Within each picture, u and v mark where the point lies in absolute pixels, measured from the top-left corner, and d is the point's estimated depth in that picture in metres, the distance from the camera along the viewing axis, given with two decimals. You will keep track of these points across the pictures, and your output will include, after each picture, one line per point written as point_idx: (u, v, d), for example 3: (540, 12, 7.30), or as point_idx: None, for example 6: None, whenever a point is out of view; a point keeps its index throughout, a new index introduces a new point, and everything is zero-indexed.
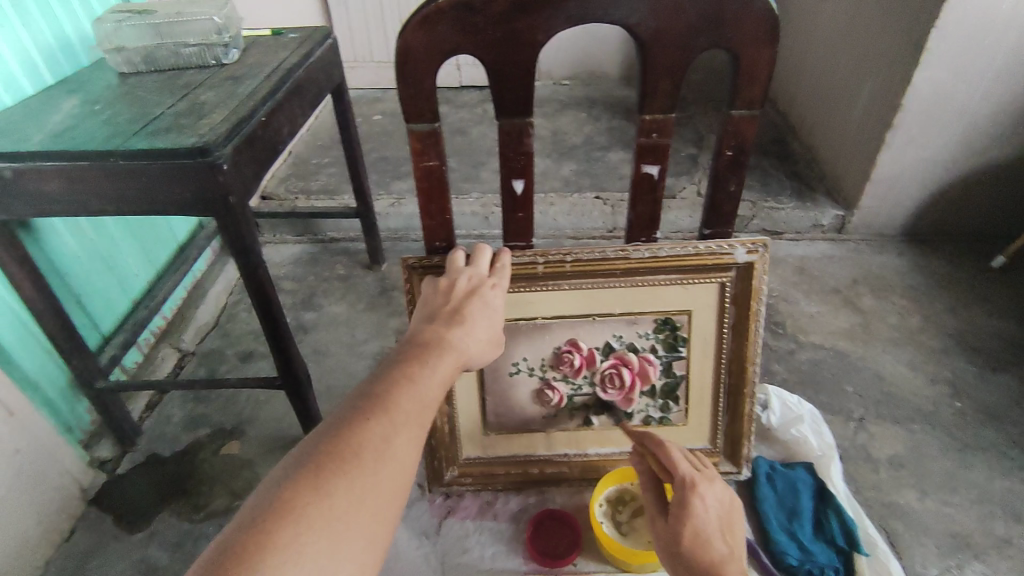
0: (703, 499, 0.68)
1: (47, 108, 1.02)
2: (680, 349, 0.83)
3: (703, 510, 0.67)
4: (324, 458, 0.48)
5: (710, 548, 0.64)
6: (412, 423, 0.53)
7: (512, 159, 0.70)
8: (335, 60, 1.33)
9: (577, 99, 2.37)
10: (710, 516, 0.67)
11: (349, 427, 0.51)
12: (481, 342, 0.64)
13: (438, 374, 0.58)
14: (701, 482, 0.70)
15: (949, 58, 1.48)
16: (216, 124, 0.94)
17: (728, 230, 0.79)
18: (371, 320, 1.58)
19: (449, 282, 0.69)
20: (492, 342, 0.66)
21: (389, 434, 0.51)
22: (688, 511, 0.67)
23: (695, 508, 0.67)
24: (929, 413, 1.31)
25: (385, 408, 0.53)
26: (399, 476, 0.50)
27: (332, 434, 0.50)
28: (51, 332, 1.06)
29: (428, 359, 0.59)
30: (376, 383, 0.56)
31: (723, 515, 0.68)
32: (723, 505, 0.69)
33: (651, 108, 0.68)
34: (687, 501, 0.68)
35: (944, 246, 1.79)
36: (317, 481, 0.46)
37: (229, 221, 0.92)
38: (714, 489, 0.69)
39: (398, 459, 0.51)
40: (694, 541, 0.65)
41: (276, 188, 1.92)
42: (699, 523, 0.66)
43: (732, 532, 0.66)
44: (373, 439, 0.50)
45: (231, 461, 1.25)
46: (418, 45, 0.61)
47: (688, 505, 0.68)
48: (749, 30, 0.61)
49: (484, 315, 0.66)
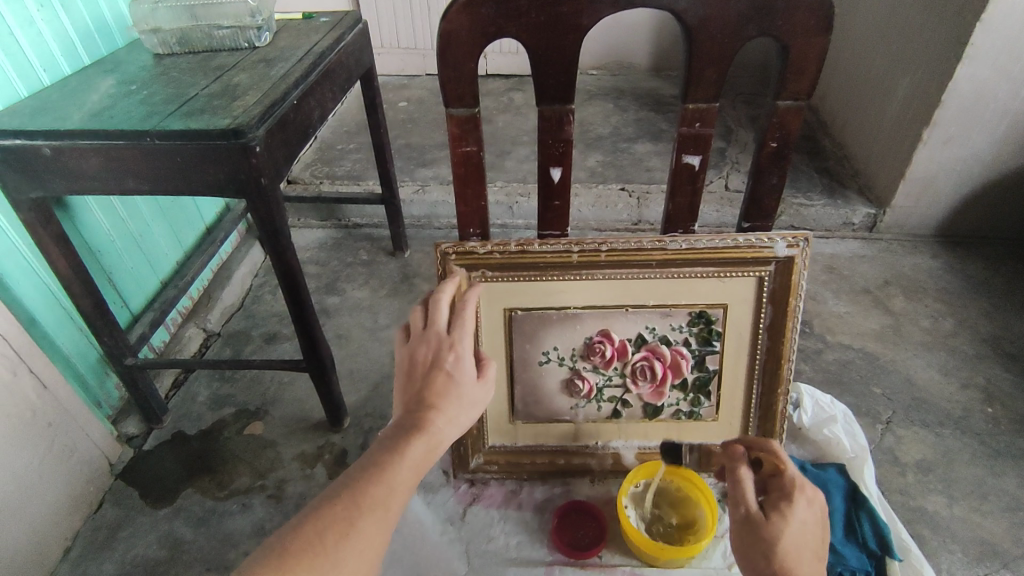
0: (805, 512, 0.65)
1: (85, 87, 1.04)
2: (714, 344, 0.82)
3: (804, 516, 0.65)
4: (289, 546, 0.53)
5: (801, 564, 0.62)
6: (381, 507, 0.57)
7: (550, 147, 0.69)
8: (365, 45, 1.33)
9: (604, 89, 2.35)
10: (810, 526, 0.65)
11: (319, 511, 0.55)
12: (455, 416, 0.64)
13: (414, 452, 0.60)
14: (808, 491, 0.67)
15: (993, 54, 1.43)
16: (249, 106, 0.94)
17: (768, 223, 0.77)
18: (394, 306, 1.59)
19: (425, 348, 0.69)
20: (467, 412, 0.66)
21: (353, 521, 0.55)
22: (790, 513, 0.64)
23: (801, 517, 0.64)
24: (959, 418, 1.28)
25: (355, 495, 0.56)
26: (359, 559, 0.54)
27: (305, 516, 0.55)
28: (85, 309, 1.08)
29: (405, 439, 0.61)
30: (359, 463, 0.59)
31: (819, 534, 0.66)
32: (820, 525, 0.67)
33: (695, 97, 0.66)
34: (793, 499, 0.65)
35: (980, 248, 1.74)
36: (280, 566, 0.52)
37: (260, 203, 0.93)
38: (817, 508, 0.66)
39: (360, 542, 0.55)
40: (789, 550, 0.62)
41: (302, 172, 1.93)
42: (801, 525, 0.64)
43: (823, 555, 0.65)
44: (336, 524, 0.55)
45: (254, 442, 1.26)
46: (461, 27, 0.60)
47: (790, 510, 0.65)
48: (800, 19, 0.60)
49: (455, 388, 0.65)
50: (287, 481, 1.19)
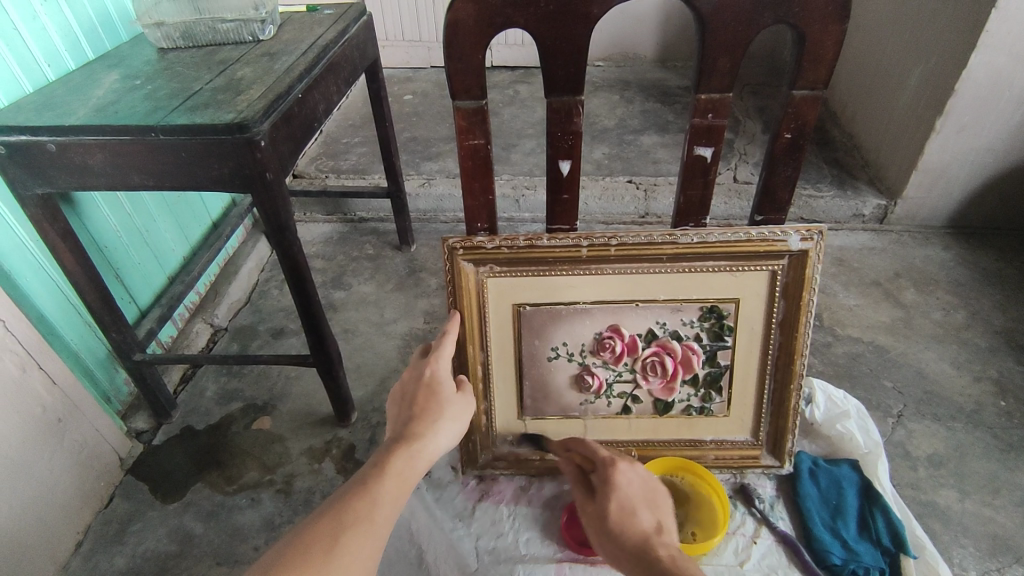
0: (623, 473, 0.72)
1: (89, 82, 1.03)
2: (726, 339, 0.81)
3: (623, 483, 0.71)
4: (280, 564, 0.57)
5: (635, 519, 0.67)
6: (364, 520, 0.62)
7: (558, 139, 0.68)
8: (370, 38, 1.32)
9: (610, 80, 2.33)
10: (633, 489, 0.71)
11: (305, 531, 0.60)
12: (436, 430, 0.71)
13: (393, 470, 0.66)
14: (621, 462, 0.73)
15: (1009, 40, 1.40)
16: (254, 100, 0.93)
17: (781, 217, 0.76)
18: (400, 301, 1.58)
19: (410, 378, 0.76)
20: (448, 425, 0.72)
21: (338, 533, 0.60)
22: (611, 483, 0.71)
23: (618, 481, 0.71)
24: (972, 411, 1.27)
25: (338, 512, 0.62)
26: (348, 569, 0.58)
27: (293, 538, 0.60)
28: (93, 304, 1.08)
29: (382, 459, 0.67)
30: (339, 490, 0.65)
31: (648, 491, 0.71)
32: (647, 484, 0.72)
33: (707, 87, 0.65)
34: (608, 473, 0.72)
35: (992, 239, 1.72)
36: None
37: (265, 198, 0.92)
38: (634, 467, 0.73)
39: (347, 552, 0.59)
40: (621, 514, 0.68)
41: (307, 167, 1.93)
42: (622, 492, 0.70)
43: (660, 509, 0.69)
44: (322, 540, 0.59)
45: (262, 437, 1.27)
46: (469, 17, 0.59)
47: (610, 477, 0.71)
48: (817, 5, 0.58)
49: (436, 402, 0.73)
50: (295, 476, 1.19)
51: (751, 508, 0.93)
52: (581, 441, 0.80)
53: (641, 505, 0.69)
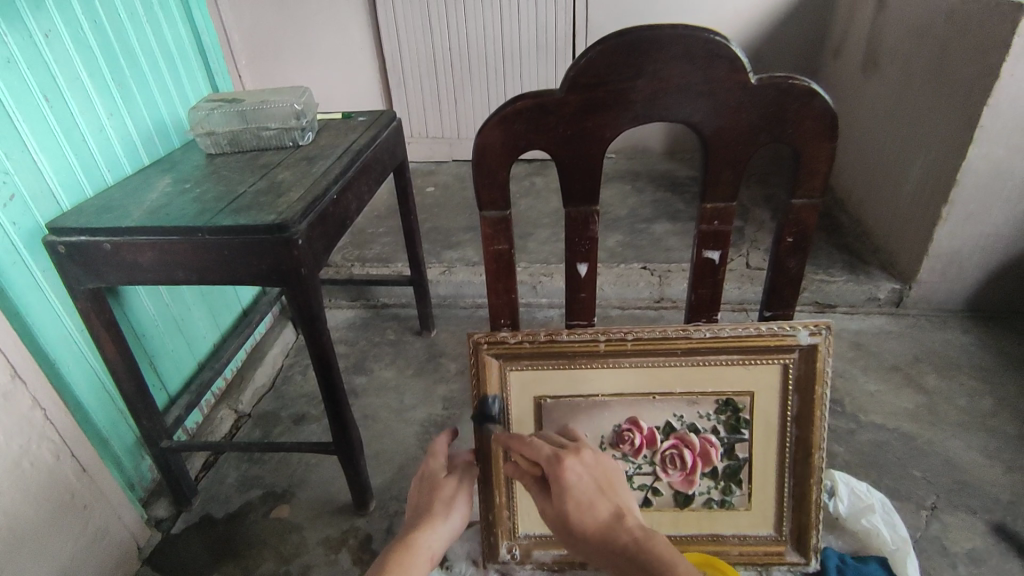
0: (574, 470, 0.65)
1: (145, 185, 1.13)
2: (743, 432, 0.74)
3: (574, 479, 0.65)
4: None
5: (595, 513, 0.64)
6: None
7: (575, 244, 0.67)
8: (399, 141, 1.43)
9: (622, 171, 2.45)
10: (584, 483, 0.65)
11: None
12: (438, 523, 0.72)
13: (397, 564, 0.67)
14: (568, 454, 0.66)
15: (1004, 135, 1.47)
16: (293, 202, 1.01)
17: (789, 312, 0.72)
18: (420, 386, 1.61)
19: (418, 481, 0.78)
20: (450, 517, 0.73)
21: None
22: (563, 487, 0.64)
23: (570, 481, 0.64)
24: (1009, 503, 1.23)
25: None
26: None
27: None
28: (128, 392, 1.12)
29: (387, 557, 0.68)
30: None
31: (600, 477, 0.66)
32: (597, 469, 0.66)
33: (713, 197, 0.64)
34: (555, 475, 0.65)
35: (1012, 323, 1.72)
36: None
37: (299, 291, 0.98)
38: (579, 457, 0.66)
39: None
40: (580, 510, 0.64)
41: (334, 255, 2.02)
42: (576, 493, 0.64)
43: (611, 491, 0.66)
44: None
45: (280, 526, 1.26)
46: (495, 141, 0.60)
47: (562, 483, 0.64)
48: (809, 126, 0.58)
49: (435, 496, 0.75)
50: (312, 568, 1.17)
51: None
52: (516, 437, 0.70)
53: (599, 495, 0.64)
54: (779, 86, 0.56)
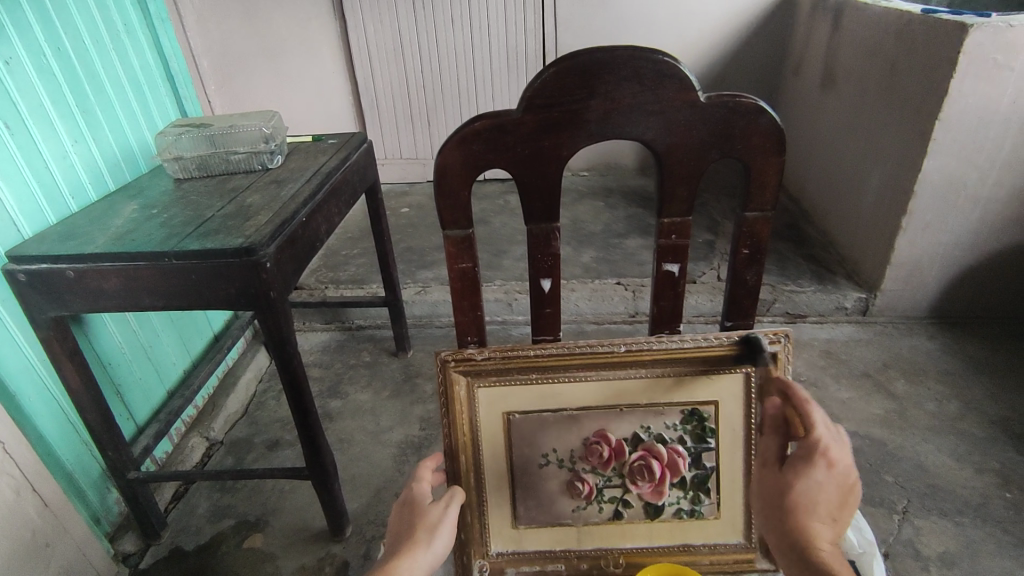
0: (830, 469, 0.57)
1: (109, 212, 1.11)
2: (710, 441, 0.74)
3: (823, 477, 0.57)
4: None
5: (813, 524, 0.55)
6: None
7: (538, 261, 0.68)
8: (369, 162, 1.43)
9: (594, 189, 2.48)
10: (826, 489, 0.56)
11: None
12: (419, 548, 0.62)
13: None
14: (835, 448, 0.58)
15: (955, 147, 1.53)
16: (261, 225, 1.00)
17: (749, 322, 0.74)
18: (396, 407, 1.60)
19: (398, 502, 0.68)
20: (432, 541, 0.64)
21: None
22: (809, 474, 0.57)
23: (817, 476, 0.56)
24: (978, 505, 1.25)
25: None
26: None
27: None
28: (92, 423, 1.10)
29: None
30: None
31: (842, 492, 0.57)
32: (844, 481, 0.57)
33: (669, 212, 0.66)
34: (810, 462, 0.57)
35: (974, 328, 1.78)
36: None
37: (268, 314, 0.97)
38: (844, 459, 0.58)
39: None
40: (804, 505, 0.56)
41: (307, 278, 2.00)
42: (811, 489, 0.56)
43: (844, 513, 0.56)
44: None
45: (253, 556, 1.23)
46: (456, 161, 0.61)
47: (808, 469, 0.57)
48: (757, 143, 0.61)
49: (416, 518, 0.65)
50: None
51: None
52: (803, 398, 0.63)
53: (829, 505, 0.56)
54: (726, 104, 0.59)
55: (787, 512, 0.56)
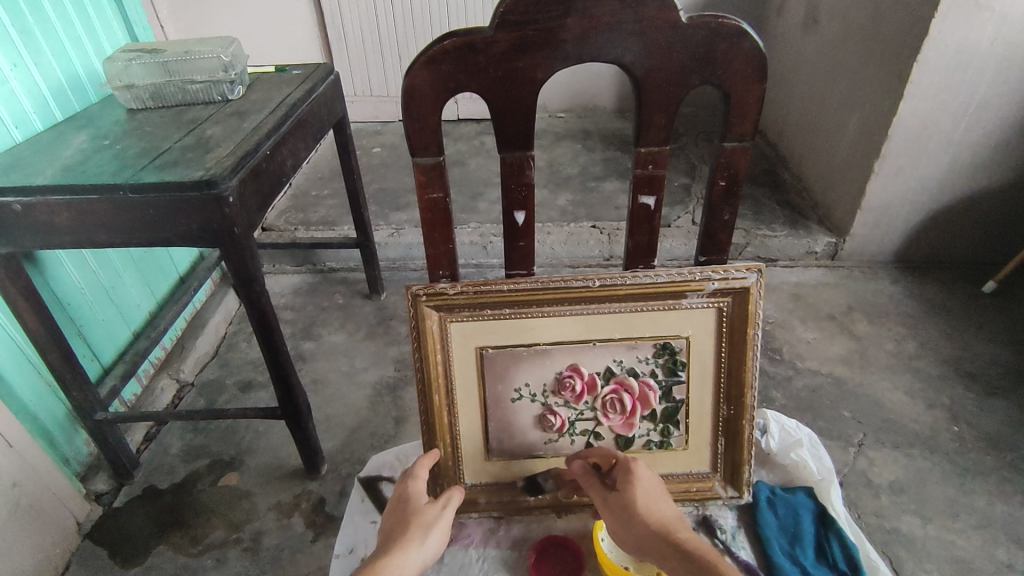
0: (642, 473, 0.69)
1: (57, 143, 1.05)
2: (681, 374, 0.74)
3: (644, 480, 0.68)
4: None
5: (658, 514, 0.66)
6: None
7: (512, 192, 0.66)
8: (338, 96, 1.37)
9: (572, 130, 2.43)
10: (652, 486, 0.68)
11: None
12: (410, 541, 0.63)
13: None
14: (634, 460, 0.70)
15: (931, 90, 1.53)
16: (223, 157, 0.96)
17: (723, 257, 0.74)
18: (371, 349, 1.59)
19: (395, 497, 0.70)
20: (423, 535, 0.64)
21: None
22: (636, 486, 0.67)
23: (641, 482, 0.67)
24: (928, 438, 1.32)
25: None
26: None
27: None
28: (54, 363, 1.07)
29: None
30: None
31: (658, 484, 0.69)
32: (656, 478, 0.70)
33: (646, 141, 0.64)
34: (628, 475, 0.68)
35: (936, 272, 1.82)
36: None
37: (233, 251, 0.94)
38: (645, 463, 0.70)
39: None
40: (647, 514, 0.65)
41: (276, 220, 1.95)
42: (643, 492, 0.67)
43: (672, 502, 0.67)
44: None
45: (228, 493, 1.24)
46: (425, 83, 0.57)
47: (631, 480, 0.68)
48: (738, 68, 0.58)
49: (409, 514, 0.66)
50: (263, 533, 1.16)
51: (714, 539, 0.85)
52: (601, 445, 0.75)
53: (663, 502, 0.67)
54: (708, 26, 0.56)
55: (636, 515, 0.65)
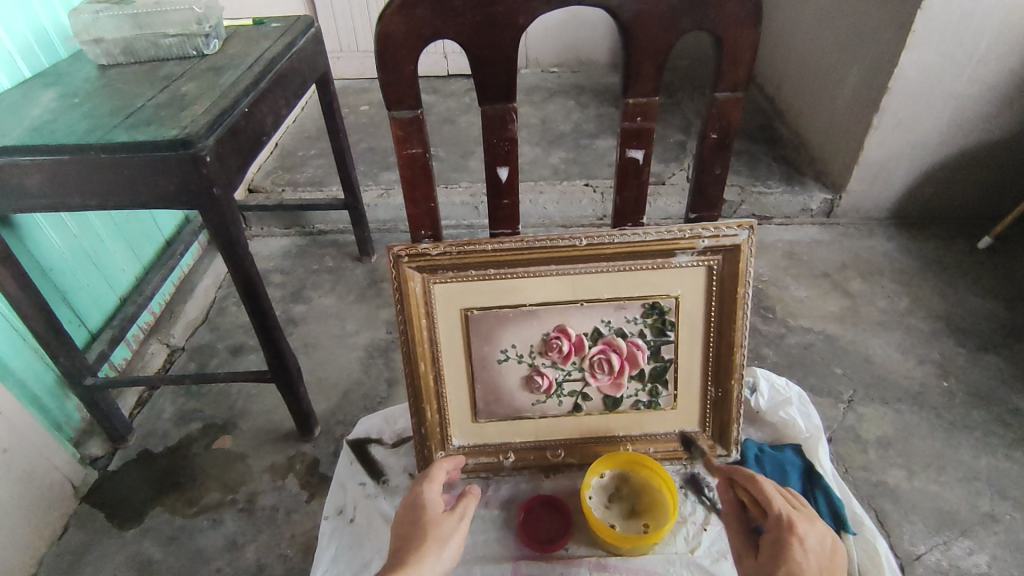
0: (803, 543, 0.63)
1: (25, 101, 1.00)
2: (670, 334, 0.73)
3: (802, 555, 0.62)
4: None
5: None
6: None
7: (495, 147, 0.63)
8: (319, 50, 1.31)
9: (565, 86, 2.36)
10: (813, 565, 0.62)
11: None
12: (424, 554, 0.62)
13: None
14: (801, 521, 0.65)
15: (934, 40, 1.48)
16: (198, 116, 0.92)
17: (714, 214, 0.72)
18: (362, 312, 1.58)
19: (408, 508, 0.69)
20: (437, 547, 0.63)
21: None
22: (787, 555, 0.62)
23: (796, 552, 0.62)
24: (917, 393, 1.33)
25: None
26: None
27: None
28: (38, 330, 1.05)
29: None
30: None
31: (826, 561, 0.63)
32: (825, 550, 0.64)
33: (635, 92, 0.61)
34: (784, 540, 0.63)
35: (932, 228, 1.81)
36: None
37: (213, 212, 0.92)
38: (813, 530, 0.64)
39: None
40: None
41: (263, 181, 1.90)
42: (797, 567, 0.61)
43: None
44: None
45: (222, 456, 1.24)
46: (399, 31, 0.54)
47: (786, 545, 0.63)
48: (732, 11, 0.55)
49: (423, 527, 0.65)
50: (258, 494, 1.17)
51: (700, 497, 0.83)
52: (750, 475, 0.71)
53: None
54: None
55: None
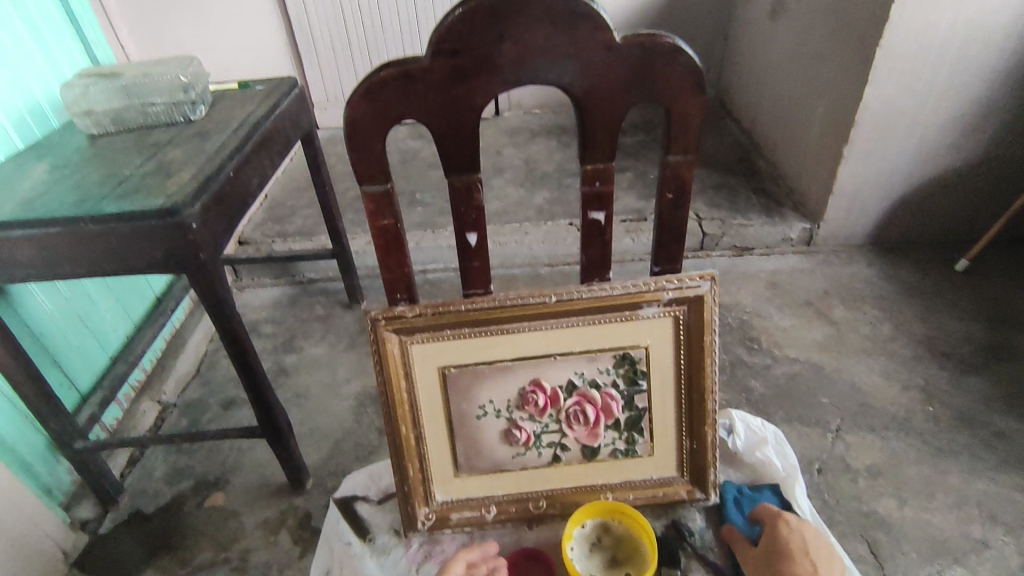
0: (792, 525, 0.77)
1: (17, 174, 1.04)
2: (642, 383, 0.75)
3: (790, 532, 0.76)
4: None
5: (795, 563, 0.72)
6: None
7: (463, 214, 0.66)
8: (303, 109, 1.36)
9: (547, 127, 2.43)
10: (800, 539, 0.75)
11: None
12: None
13: None
14: (795, 516, 0.78)
15: (895, 75, 1.54)
16: (184, 183, 0.95)
17: (677, 266, 0.75)
18: (353, 360, 1.59)
19: None
20: None
21: None
22: (777, 531, 0.77)
23: (784, 530, 0.76)
24: (903, 419, 1.34)
25: None
26: None
27: None
28: (29, 397, 1.06)
29: None
30: None
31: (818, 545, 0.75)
32: (819, 540, 0.76)
33: (592, 159, 0.64)
34: (777, 523, 0.78)
35: (910, 252, 1.85)
36: None
37: (200, 276, 0.94)
38: (804, 523, 0.77)
39: None
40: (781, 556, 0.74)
41: (253, 233, 1.94)
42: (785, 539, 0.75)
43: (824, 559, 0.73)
44: None
45: (214, 513, 1.24)
46: (366, 114, 0.58)
47: (778, 525, 0.77)
48: (676, 84, 0.59)
49: None
50: (250, 551, 1.17)
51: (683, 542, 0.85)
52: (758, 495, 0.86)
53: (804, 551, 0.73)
54: (642, 45, 0.57)
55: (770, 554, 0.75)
